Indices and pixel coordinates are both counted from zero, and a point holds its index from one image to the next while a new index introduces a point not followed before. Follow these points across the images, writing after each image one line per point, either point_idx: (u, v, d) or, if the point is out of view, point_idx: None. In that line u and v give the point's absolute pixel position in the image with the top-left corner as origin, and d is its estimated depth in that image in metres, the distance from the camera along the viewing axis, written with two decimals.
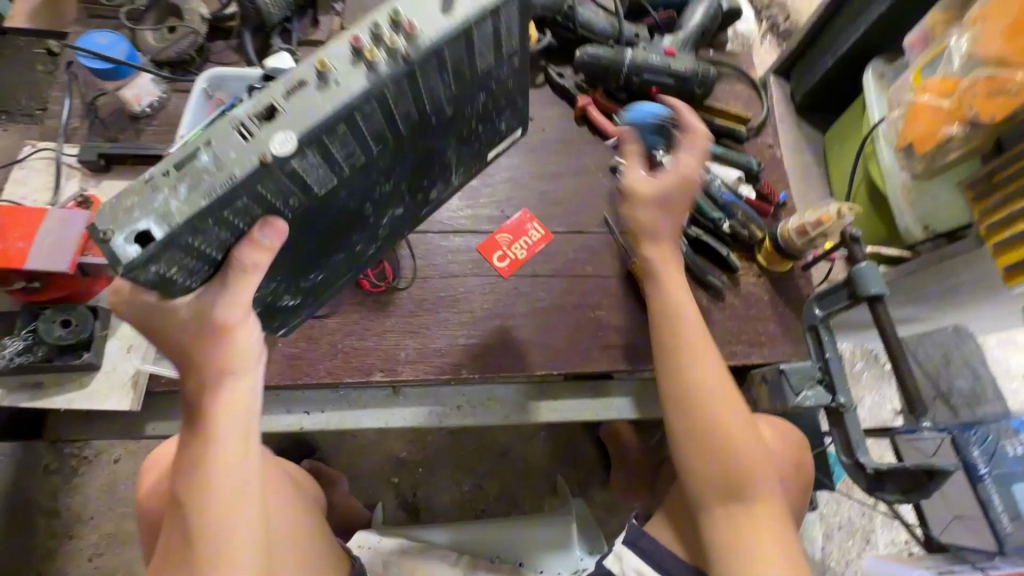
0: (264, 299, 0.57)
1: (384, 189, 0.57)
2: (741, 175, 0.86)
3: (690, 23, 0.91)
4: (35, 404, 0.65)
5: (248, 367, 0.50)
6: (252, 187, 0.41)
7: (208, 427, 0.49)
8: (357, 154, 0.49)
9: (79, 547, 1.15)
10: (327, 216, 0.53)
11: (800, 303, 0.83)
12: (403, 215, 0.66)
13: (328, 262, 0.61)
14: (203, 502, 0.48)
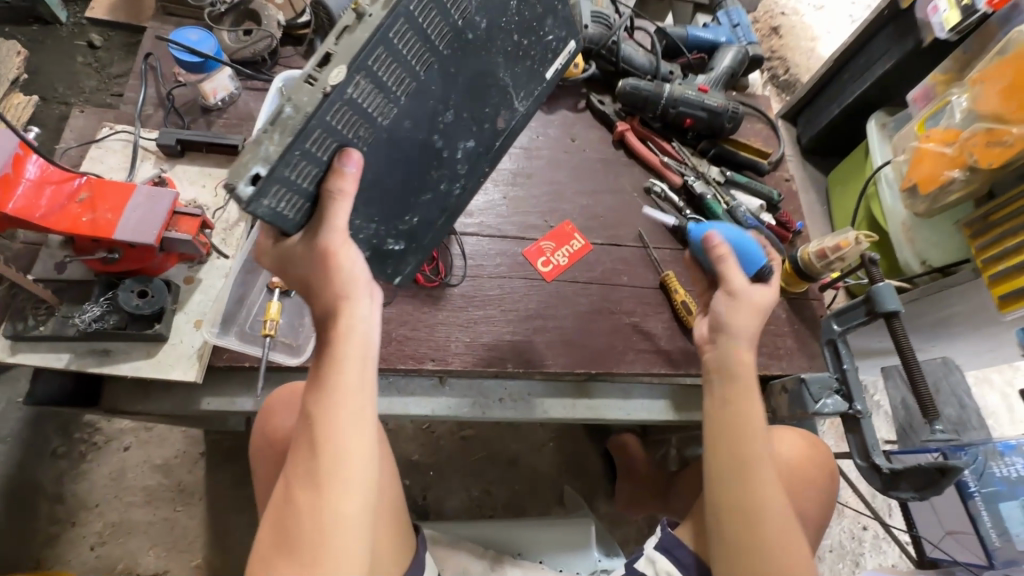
0: (370, 244, 0.65)
1: (448, 117, 0.62)
2: (763, 203, 0.95)
3: (720, 65, 1.01)
4: (102, 369, 0.68)
5: (361, 303, 0.55)
6: (321, 119, 0.50)
7: (339, 351, 0.53)
8: (404, 77, 0.55)
9: (82, 535, 1.13)
10: (400, 147, 0.59)
11: (814, 322, 0.90)
12: (481, 152, 0.70)
13: (418, 204, 0.67)
14: (334, 423, 0.52)
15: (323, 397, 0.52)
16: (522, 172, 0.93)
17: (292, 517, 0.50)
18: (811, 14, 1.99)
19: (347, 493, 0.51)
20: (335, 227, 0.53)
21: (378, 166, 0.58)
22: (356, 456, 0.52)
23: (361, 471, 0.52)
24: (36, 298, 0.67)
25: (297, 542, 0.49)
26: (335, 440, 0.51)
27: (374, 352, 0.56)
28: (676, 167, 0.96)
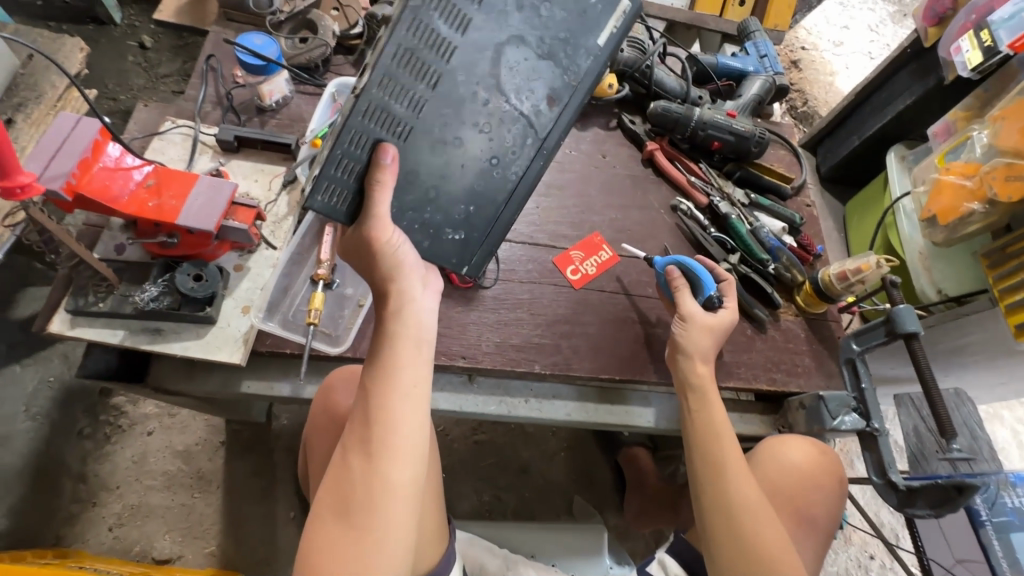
0: (429, 235, 0.69)
1: (485, 102, 0.64)
2: (786, 226, 0.98)
3: (748, 93, 1.05)
4: (153, 347, 0.71)
5: (413, 287, 0.61)
6: (355, 123, 0.58)
7: (392, 332, 0.58)
8: (428, 70, 0.59)
9: (102, 515, 1.15)
10: (439, 137, 0.63)
11: (832, 342, 0.92)
12: (529, 134, 0.70)
13: (470, 191, 0.70)
14: (387, 398, 0.55)
15: (382, 370, 0.57)
16: (555, 184, 0.98)
17: (349, 483, 0.53)
18: (830, 50, 2.05)
19: (401, 461, 0.54)
20: (383, 212, 0.59)
21: (419, 157, 0.63)
22: (410, 427, 0.56)
23: (414, 442, 0.56)
24: (98, 275, 0.70)
25: (355, 506, 0.52)
26: (391, 411, 0.55)
27: (427, 334, 0.60)
28: (702, 187, 1.00)
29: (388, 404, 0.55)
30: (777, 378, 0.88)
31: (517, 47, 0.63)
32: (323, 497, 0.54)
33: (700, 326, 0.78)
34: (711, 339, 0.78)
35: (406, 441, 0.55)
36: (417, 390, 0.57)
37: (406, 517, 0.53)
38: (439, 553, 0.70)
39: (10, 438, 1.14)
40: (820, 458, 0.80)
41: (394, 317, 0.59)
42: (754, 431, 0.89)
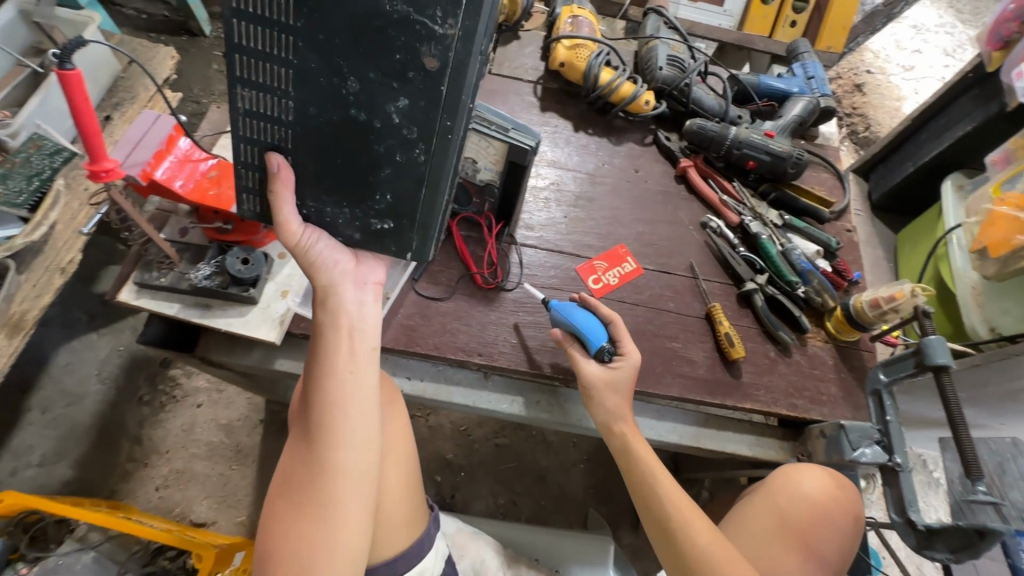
0: (356, 227, 0.69)
1: (354, 86, 0.59)
2: (820, 249, 0.95)
3: (789, 113, 1.04)
4: (202, 321, 0.79)
5: (347, 287, 0.70)
6: (240, 145, 0.65)
7: (322, 330, 0.68)
8: (282, 71, 0.59)
9: (150, 475, 1.26)
10: (321, 131, 0.62)
11: (862, 372, 0.89)
12: (425, 106, 0.60)
13: (379, 180, 0.65)
14: (320, 391, 0.66)
15: (319, 367, 0.67)
16: (584, 196, 1.00)
17: (297, 466, 0.65)
18: (898, 75, 1.97)
19: (339, 445, 0.64)
20: (289, 217, 0.65)
21: (308, 155, 0.64)
22: (344, 412, 0.66)
23: (346, 426, 0.65)
24: (162, 254, 0.79)
25: (300, 486, 0.64)
26: (325, 400, 0.65)
27: (361, 326, 0.70)
28: (734, 206, 0.99)
29: (323, 393, 0.66)
30: (798, 404, 0.86)
31: (354, 14, 0.55)
32: (282, 476, 0.67)
33: (599, 385, 0.77)
34: (617, 394, 0.78)
35: (339, 426, 0.65)
36: (352, 378, 0.67)
37: (349, 492, 0.64)
38: (410, 540, 0.75)
39: (82, 397, 1.28)
40: (831, 491, 0.76)
41: (327, 312, 0.69)
42: (771, 456, 0.86)
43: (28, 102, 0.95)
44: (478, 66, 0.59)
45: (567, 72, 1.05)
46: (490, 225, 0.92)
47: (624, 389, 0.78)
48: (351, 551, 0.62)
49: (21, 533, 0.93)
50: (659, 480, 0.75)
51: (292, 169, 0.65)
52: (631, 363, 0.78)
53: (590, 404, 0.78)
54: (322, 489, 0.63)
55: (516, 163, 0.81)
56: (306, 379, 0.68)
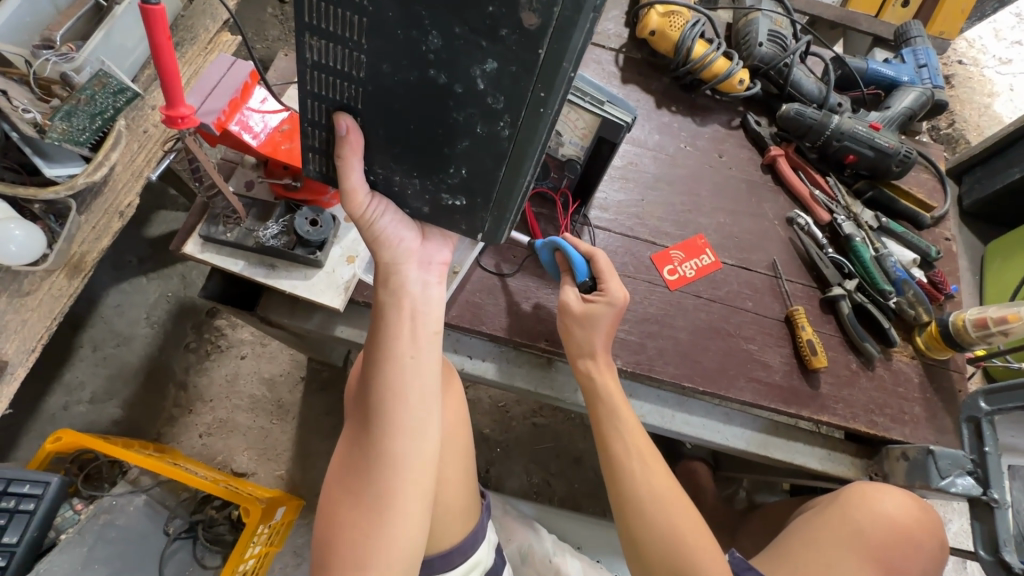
0: (426, 200, 0.61)
1: (435, 42, 0.47)
2: (918, 257, 0.88)
3: (899, 104, 0.96)
4: (267, 280, 0.77)
5: (411, 266, 0.64)
6: (305, 106, 0.55)
7: (381, 310, 0.63)
8: (354, 18, 0.47)
9: (194, 421, 1.28)
10: (395, 93, 0.52)
11: (949, 394, 0.83)
12: (516, 72, 0.48)
13: (456, 153, 0.55)
14: (380, 375, 0.62)
15: (378, 350, 0.62)
16: (663, 179, 0.94)
17: (354, 453, 0.62)
18: (992, 68, 1.80)
19: (399, 434, 0.60)
20: (356, 186, 0.58)
21: (379, 117, 0.54)
22: (405, 400, 0.61)
23: (407, 415, 0.61)
24: (230, 208, 0.76)
25: (357, 474, 0.61)
26: (382, 387, 0.61)
27: (425, 308, 0.65)
28: (826, 202, 0.92)
29: (384, 379, 0.61)
30: (878, 422, 0.80)
31: None
32: (338, 460, 0.64)
33: (575, 315, 0.74)
34: (594, 331, 0.73)
35: (397, 414, 0.61)
36: (413, 363, 0.62)
37: (409, 483, 0.60)
38: (464, 532, 0.73)
39: (131, 338, 1.29)
40: (909, 509, 0.71)
41: (390, 292, 0.64)
42: (843, 473, 0.82)
43: (92, 37, 0.89)
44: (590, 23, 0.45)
45: (657, 42, 0.96)
46: (565, 203, 0.87)
47: (604, 326, 0.74)
48: (413, 542, 0.59)
49: (77, 472, 0.96)
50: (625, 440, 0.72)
51: (361, 132, 0.56)
52: (612, 302, 0.73)
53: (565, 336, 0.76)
54: (382, 478, 0.59)
55: (605, 139, 0.75)
56: (365, 360, 0.64)
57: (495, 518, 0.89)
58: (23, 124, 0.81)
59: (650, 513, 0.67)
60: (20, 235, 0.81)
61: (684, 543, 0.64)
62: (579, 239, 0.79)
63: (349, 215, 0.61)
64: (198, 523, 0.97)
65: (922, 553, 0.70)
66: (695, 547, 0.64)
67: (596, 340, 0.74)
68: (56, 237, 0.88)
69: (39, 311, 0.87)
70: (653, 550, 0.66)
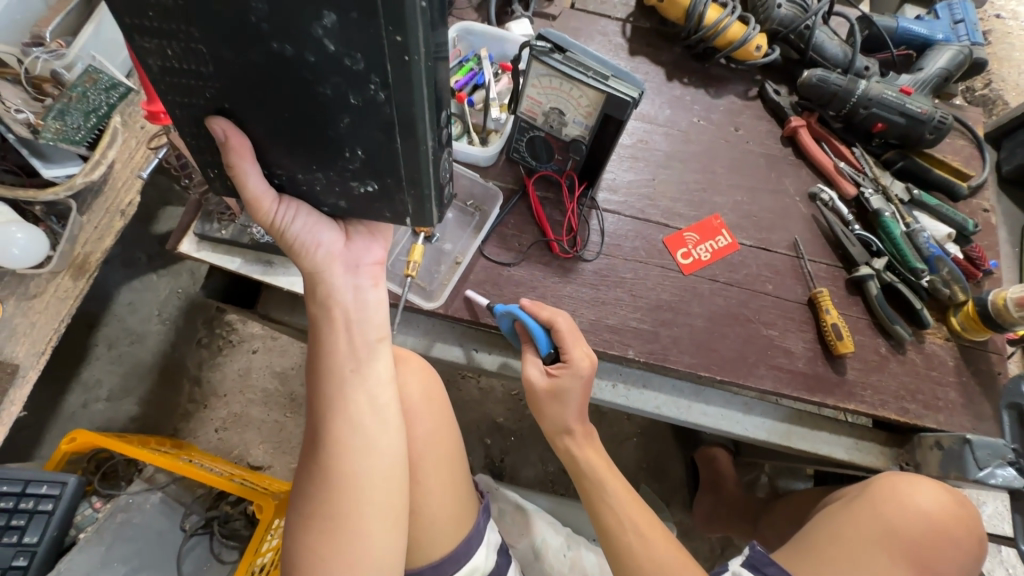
0: (337, 192, 0.58)
1: (261, 9, 0.42)
2: (953, 232, 0.82)
3: (933, 65, 0.88)
4: (265, 277, 0.75)
5: (337, 274, 0.64)
6: (181, 119, 0.55)
7: (320, 329, 0.64)
8: (169, 4, 0.43)
9: (209, 416, 1.28)
10: (253, 77, 0.47)
11: (988, 378, 0.78)
12: (359, 18, 0.41)
13: (341, 135, 0.51)
14: (322, 392, 0.63)
15: (322, 366, 0.64)
16: (675, 156, 0.88)
17: (307, 475, 0.62)
18: None
19: (344, 450, 0.61)
20: (258, 193, 0.56)
21: (249, 111, 0.51)
22: (347, 414, 0.62)
23: (351, 430, 0.62)
24: (223, 205, 0.74)
25: (311, 497, 0.60)
26: (326, 403, 0.63)
27: (358, 315, 0.65)
28: (852, 175, 0.86)
29: (327, 395, 0.63)
30: (909, 409, 0.76)
31: None
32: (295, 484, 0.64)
33: (545, 394, 0.71)
34: (566, 406, 0.71)
35: (342, 430, 0.62)
36: (354, 377, 0.64)
37: (364, 498, 0.60)
38: (456, 538, 0.72)
39: (144, 336, 1.29)
40: (943, 501, 0.67)
41: (319, 304, 0.64)
42: (871, 463, 0.78)
43: (82, 31, 0.86)
44: None
45: (666, 9, 0.90)
46: (571, 186, 0.82)
47: (574, 398, 0.71)
48: (380, 559, 0.59)
49: (94, 470, 0.98)
50: (595, 468, 0.72)
51: (243, 133, 0.53)
52: (577, 373, 0.68)
53: (539, 413, 0.74)
54: (334, 501, 0.59)
55: (611, 117, 0.70)
56: (308, 382, 0.65)
57: (509, 514, 0.87)
58: (17, 126, 0.76)
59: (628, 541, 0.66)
60: (22, 237, 0.78)
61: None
62: (534, 309, 0.71)
63: (261, 225, 0.60)
64: (214, 520, 0.97)
65: (960, 551, 0.66)
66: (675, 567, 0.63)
67: (565, 413, 0.72)
68: (59, 239, 0.85)
69: (45, 314, 0.84)
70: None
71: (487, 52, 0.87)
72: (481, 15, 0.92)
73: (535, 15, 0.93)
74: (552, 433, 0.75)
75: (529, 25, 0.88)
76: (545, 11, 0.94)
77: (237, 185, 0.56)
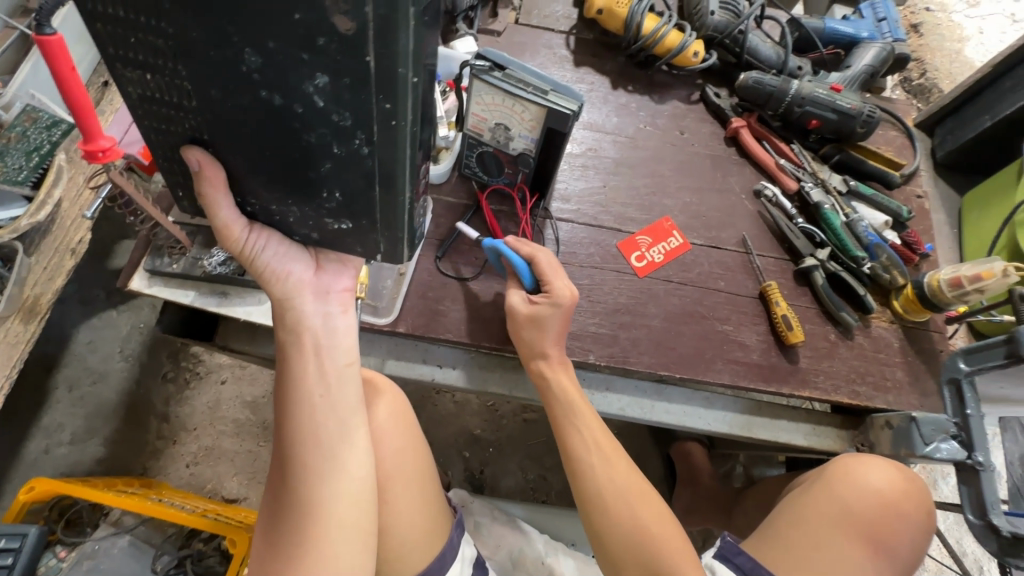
0: (311, 226, 0.59)
1: (254, 61, 0.42)
2: (890, 219, 0.86)
3: (859, 62, 0.93)
4: (220, 309, 0.75)
5: (305, 299, 0.64)
6: (155, 141, 0.55)
7: (283, 351, 0.64)
8: (160, 42, 0.44)
9: (180, 452, 1.25)
10: (233, 117, 0.48)
11: (932, 357, 0.81)
12: (352, 83, 0.42)
13: (321, 178, 0.52)
14: (289, 418, 0.62)
15: (287, 391, 0.63)
16: (624, 162, 0.91)
17: (278, 499, 0.62)
18: (961, 12, 1.76)
19: (315, 475, 0.61)
20: (229, 221, 0.57)
21: (232, 146, 0.52)
22: (317, 438, 0.62)
23: (321, 455, 0.61)
24: (172, 238, 0.74)
25: (284, 522, 0.60)
26: (293, 429, 0.62)
27: (327, 341, 0.64)
28: (792, 170, 0.89)
29: (295, 421, 0.62)
30: (861, 391, 0.79)
31: None
32: (264, 509, 0.63)
33: (521, 317, 0.72)
34: (544, 333, 0.71)
35: (311, 454, 0.61)
36: (323, 402, 0.63)
37: (334, 521, 0.60)
38: (429, 556, 0.72)
39: (107, 374, 1.25)
40: (895, 480, 0.70)
41: (288, 330, 0.64)
42: (829, 446, 0.81)
43: (20, 69, 0.83)
44: (414, 18, 0.39)
45: (606, 21, 0.93)
46: (523, 198, 0.84)
47: (553, 327, 0.72)
48: None
49: (57, 519, 0.94)
50: (581, 427, 0.72)
51: (218, 165, 0.54)
52: (557, 302, 0.71)
53: (516, 340, 0.73)
54: (305, 527, 0.59)
55: (554, 130, 0.71)
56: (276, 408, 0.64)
57: (485, 526, 0.88)
58: None
59: (616, 515, 0.66)
60: None
61: (659, 548, 0.63)
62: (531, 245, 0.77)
63: (230, 252, 0.60)
64: (186, 558, 0.95)
65: (914, 525, 0.69)
66: (665, 548, 0.63)
67: (546, 341, 0.72)
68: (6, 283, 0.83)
69: None
70: (624, 551, 0.65)
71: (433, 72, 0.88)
72: None
73: (479, 31, 0.95)
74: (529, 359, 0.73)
75: (474, 44, 0.89)
76: (490, 28, 0.96)
77: (207, 213, 0.57)
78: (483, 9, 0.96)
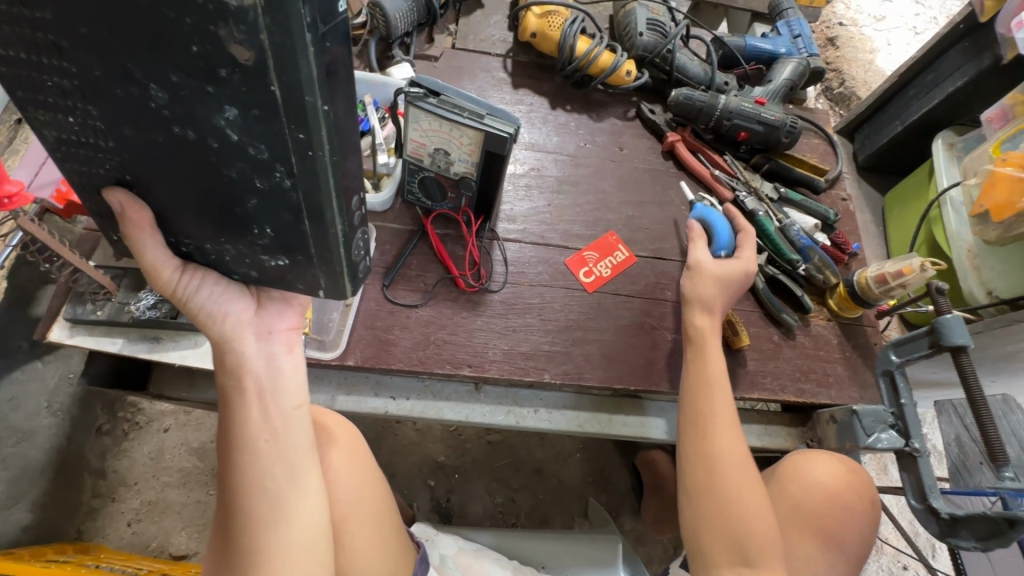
0: (248, 264, 0.56)
1: (160, 96, 0.40)
2: (819, 223, 0.91)
3: (779, 76, 0.98)
4: (152, 355, 0.70)
5: (247, 341, 0.59)
6: (75, 182, 0.53)
7: (226, 396, 0.59)
8: (66, 83, 0.42)
9: (121, 510, 1.16)
10: (152, 157, 0.47)
11: (868, 350, 0.86)
12: (262, 115, 0.40)
13: (250, 213, 0.49)
14: (233, 468, 0.58)
15: (229, 440, 0.58)
16: (568, 180, 0.92)
17: (224, 555, 0.57)
18: (869, 26, 1.91)
19: (263, 529, 0.57)
20: (157, 262, 0.55)
21: (155, 184, 0.50)
22: (264, 489, 0.57)
23: (269, 507, 0.57)
24: (95, 284, 0.69)
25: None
26: (238, 479, 0.57)
27: (271, 384, 0.60)
28: (727, 181, 0.93)
29: (239, 471, 0.57)
30: (806, 389, 0.82)
31: None
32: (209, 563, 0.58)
33: (703, 273, 0.77)
34: (723, 291, 0.77)
35: (262, 506, 0.57)
36: (269, 451, 0.58)
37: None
38: None
39: None
40: (841, 476, 0.72)
41: (227, 374, 0.59)
42: (780, 445, 0.84)
43: None
44: (315, 45, 0.36)
45: (540, 43, 0.96)
46: (468, 221, 0.84)
47: (732, 288, 0.77)
48: None
49: None
50: (716, 401, 0.70)
51: (142, 203, 0.52)
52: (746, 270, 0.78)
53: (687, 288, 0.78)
54: None
55: (494, 153, 0.71)
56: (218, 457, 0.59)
57: (451, 558, 0.85)
58: None
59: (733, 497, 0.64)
60: None
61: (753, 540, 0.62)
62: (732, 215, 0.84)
63: (164, 294, 0.58)
64: None
65: (861, 518, 0.72)
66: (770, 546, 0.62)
67: (716, 300, 0.76)
68: None
69: None
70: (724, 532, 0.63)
71: (371, 98, 0.87)
72: (363, 62, 0.92)
73: (416, 57, 0.96)
74: (691, 304, 0.77)
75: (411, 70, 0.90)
76: (426, 53, 0.97)
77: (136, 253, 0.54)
78: (418, 35, 0.97)
